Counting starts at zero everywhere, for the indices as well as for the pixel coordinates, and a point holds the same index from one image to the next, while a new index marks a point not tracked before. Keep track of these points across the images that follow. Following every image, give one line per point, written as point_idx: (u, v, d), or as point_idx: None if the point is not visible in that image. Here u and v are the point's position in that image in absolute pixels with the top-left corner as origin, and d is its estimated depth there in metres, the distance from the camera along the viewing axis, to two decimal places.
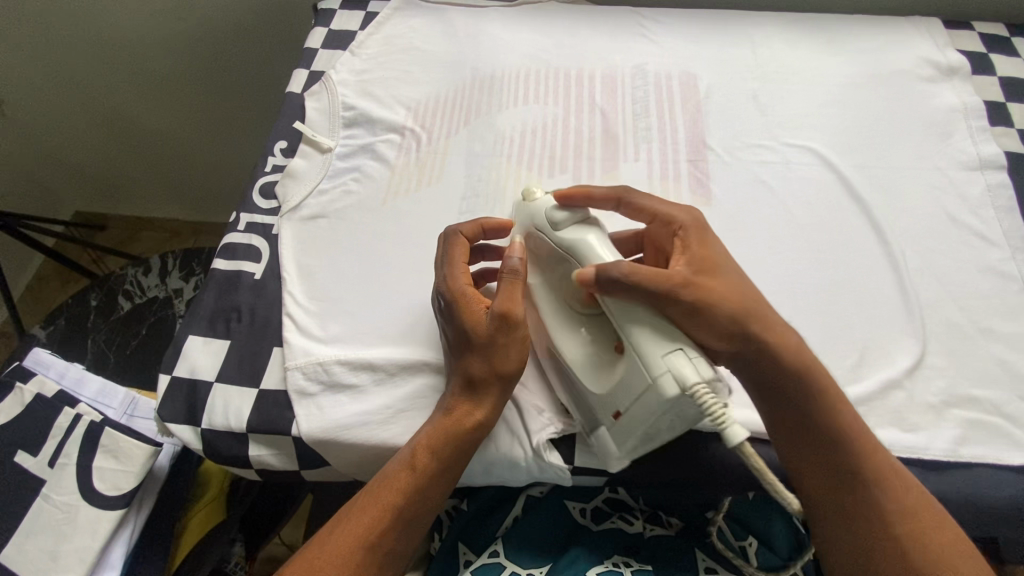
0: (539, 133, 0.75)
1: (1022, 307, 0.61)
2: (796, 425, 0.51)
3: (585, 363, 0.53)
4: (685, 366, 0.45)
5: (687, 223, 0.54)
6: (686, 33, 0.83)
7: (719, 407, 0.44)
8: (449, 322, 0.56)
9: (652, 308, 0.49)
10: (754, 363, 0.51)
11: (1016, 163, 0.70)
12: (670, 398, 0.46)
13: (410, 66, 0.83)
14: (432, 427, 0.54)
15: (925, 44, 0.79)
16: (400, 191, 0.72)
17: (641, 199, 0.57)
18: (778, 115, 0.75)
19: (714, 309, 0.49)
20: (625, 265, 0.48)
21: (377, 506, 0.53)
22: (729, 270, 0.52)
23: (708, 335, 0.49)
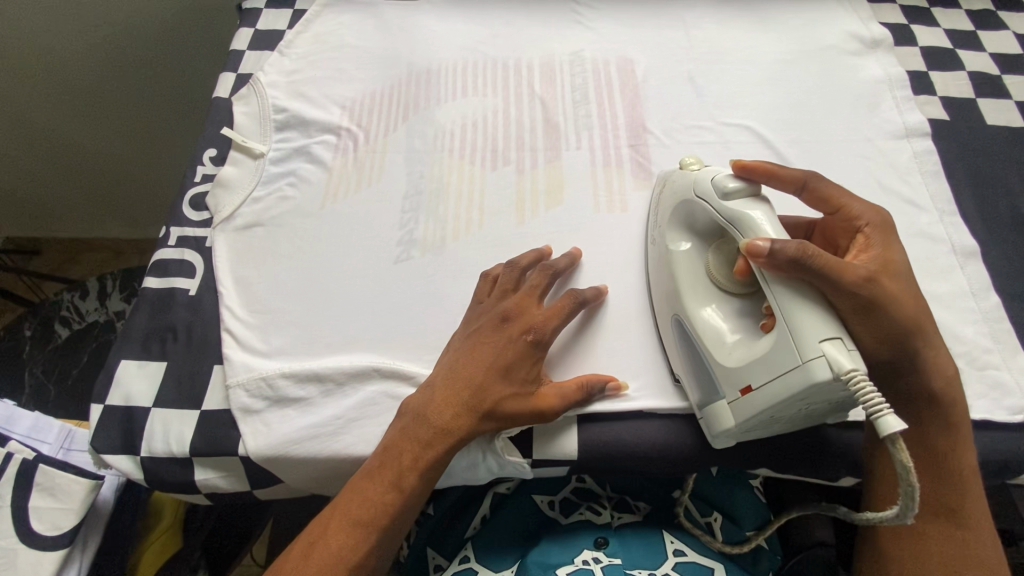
0: (479, 126, 0.74)
1: (951, 268, 0.63)
2: (929, 419, 0.52)
3: (725, 335, 0.52)
4: (843, 354, 0.43)
5: (873, 224, 0.52)
6: (620, 18, 0.83)
7: (875, 394, 0.42)
8: (514, 345, 0.54)
9: (819, 297, 0.46)
10: (903, 366, 0.50)
11: (938, 130, 0.73)
12: (817, 382, 0.43)
13: (343, 64, 0.80)
14: (415, 444, 0.51)
15: (849, 19, 0.81)
16: (339, 194, 0.70)
17: (827, 188, 0.54)
18: (714, 95, 0.76)
19: (886, 308, 0.47)
20: (812, 245, 0.45)
21: (357, 528, 0.50)
22: (906, 277, 0.50)
23: (868, 335, 0.48)
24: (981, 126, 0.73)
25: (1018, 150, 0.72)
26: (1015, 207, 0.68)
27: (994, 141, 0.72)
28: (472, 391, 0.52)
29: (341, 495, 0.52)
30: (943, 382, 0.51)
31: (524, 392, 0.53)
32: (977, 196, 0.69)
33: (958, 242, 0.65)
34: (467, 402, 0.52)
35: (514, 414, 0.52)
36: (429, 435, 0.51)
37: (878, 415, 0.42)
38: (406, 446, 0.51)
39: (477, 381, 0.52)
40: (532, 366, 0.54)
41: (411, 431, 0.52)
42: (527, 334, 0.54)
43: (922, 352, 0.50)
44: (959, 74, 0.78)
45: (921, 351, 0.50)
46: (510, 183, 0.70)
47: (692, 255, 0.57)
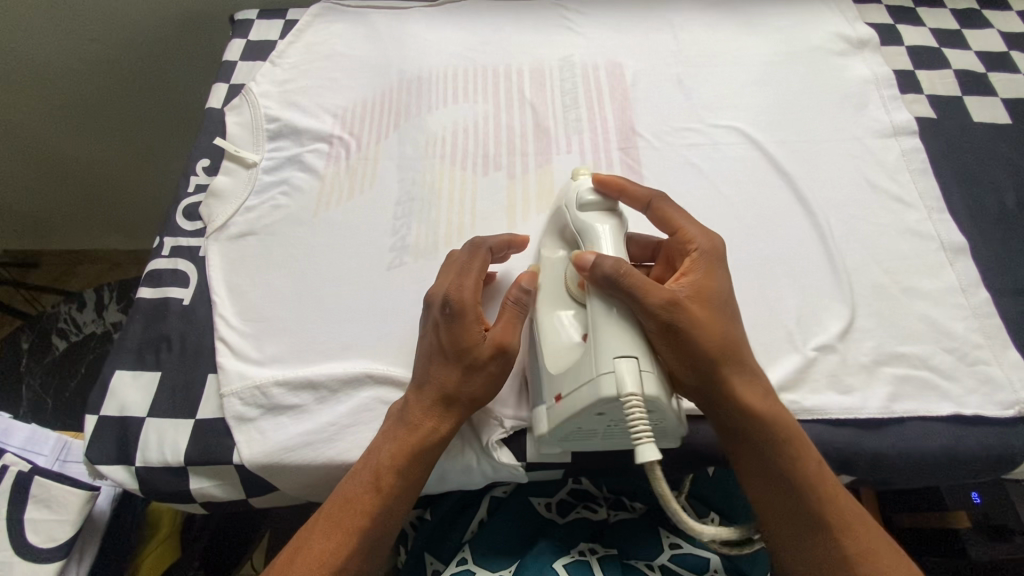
0: (470, 132, 0.75)
1: (939, 265, 0.64)
2: (766, 441, 0.50)
3: (563, 342, 0.51)
4: (630, 373, 0.44)
5: (705, 248, 0.51)
6: (609, 23, 0.84)
7: (642, 423, 0.43)
8: (441, 327, 0.52)
9: (628, 315, 0.47)
10: (712, 393, 0.49)
11: (926, 128, 0.74)
12: (603, 397, 0.45)
13: (334, 73, 0.81)
14: (393, 443, 0.52)
15: (836, 20, 0.82)
16: (331, 202, 0.70)
17: (672, 209, 0.54)
18: (703, 97, 0.77)
19: (689, 335, 0.47)
20: (624, 263, 0.47)
21: (338, 530, 0.50)
22: (726, 304, 0.50)
23: (672, 360, 0.48)
24: (968, 124, 0.74)
25: (1005, 147, 0.72)
26: (1003, 203, 0.68)
27: (981, 139, 0.73)
28: (435, 386, 0.52)
29: (329, 500, 0.52)
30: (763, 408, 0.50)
31: (473, 360, 0.52)
32: (965, 193, 0.69)
33: (947, 239, 0.65)
34: (426, 396, 0.52)
35: (481, 385, 0.52)
36: (404, 434, 0.52)
37: (638, 441, 0.43)
38: (384, 446, 0.52)
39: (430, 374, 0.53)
40: (470, 331, 0.52)
41: (387, 431, 0.53)
42: (442, 306, 0.52)
43: (732, 384, 0.49)
44: (946, 73, 0.78)
45: (729, 379, 0.49)
46: (500, 188, 0.71)
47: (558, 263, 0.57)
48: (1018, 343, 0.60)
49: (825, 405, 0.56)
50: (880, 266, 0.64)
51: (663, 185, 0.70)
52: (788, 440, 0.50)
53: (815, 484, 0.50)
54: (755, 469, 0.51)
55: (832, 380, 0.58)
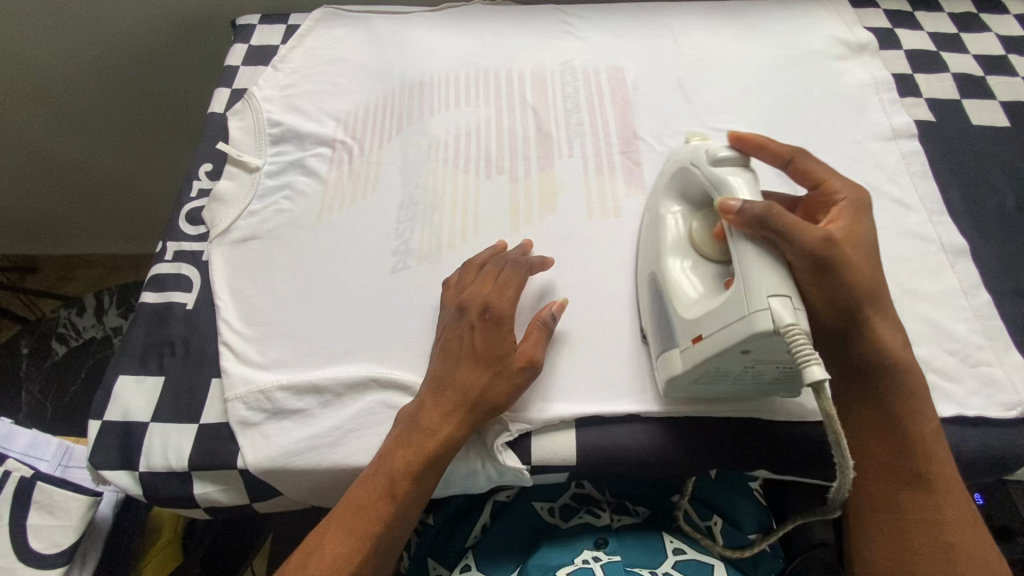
0: (473, 136, 0.75)
1: (941, 266, 0.64)
2: (888, 388, 0.51)
3: (688, 291, 0.53)
4: (787, 307, 0.45)
5: (849, 200, 0.54)
6: (609, 28, 0.85)
7: (807, 350, 0.43)
8: (476, 331, 0.55)
9: (779, 255, 0.48)
10: (856, 334, 0.50)
11: (925, 131, 0.74)
12: (757, 332, 0.45)
13: (337, 77, 0.81)
14: (408, 448, 0.52)
15: (835, 24, 0.83)
16: (335, 206, 0.70)
17: (812, 165, 0.56)
18: (704, 101, 0.77)
19: (842, 275, 0.48)
20: (777, 206, 0.47)
21: (352, 535, 0.50)
22: (873, 253, 0.52)
23: (819, 300, 0.49)
24: (967, 127, 0.74)
25: (1003, 150, 0.73)
26: (1003, 205, 0.69)
27: (979, 142, 0.73)
28: (457, 391, 0.53)
29: (341, 505, 0.52)
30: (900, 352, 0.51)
31: (504, 366, 0.54)
32: (965, 195, 0.69)
33: (948, 241, 0.65)
34: (448, 400, 0.53)
35: (505, 392, 0.53)
36: (421, 440, 0.52)
37: (805, 369, 0.43)
38: (398, 452, 0.52)
39: (454, 380, 0.53)
40: (504, 339, 0.55)
41: (402, 436, 0.53)
42: (483, 312, 0.55)
43: (874, 329, 0.51)
44: (944, 76, 0.79)
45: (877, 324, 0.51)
46: (504, 192, 0.71)
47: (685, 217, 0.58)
48: (1019, 345, 0.60)
49: None
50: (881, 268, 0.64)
51: None
52: (908, 390, 0.51)
53: (929, 447, 0.50)
54: (879, 422, 0.51)
55: None
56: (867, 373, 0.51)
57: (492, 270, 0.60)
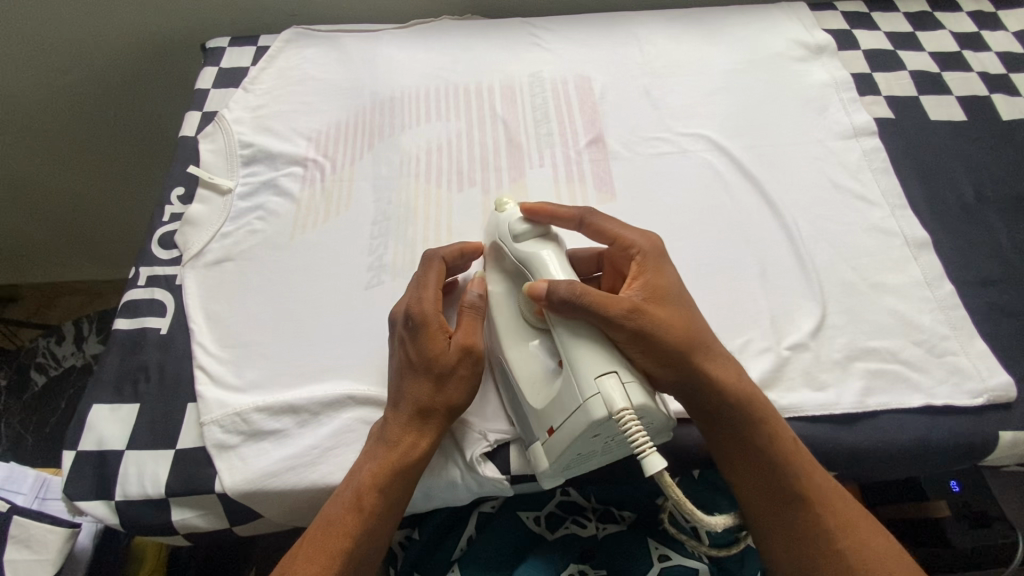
0: (444, 149, 0.76)
1: (905, 260, 0.65)
2: (741, 432, 0.52)
3: (539, 371, 0.53)
4: (617, 389, 0.46)
5: (643, 250, 0.55)
6: (576, 38, 0.86)
7: (640, 435, 0.44)
8: (408, 342, 0.54)
9: (598, 332, 0.49)
10: (696, 383, 0.51)
11: (886, 128, 0.76)
12: (596, 420, 0.46)
13: (308, 97, 0.81)
14: (373, 461, 0.52)
15: (794, 28, 0.85)
16: (308, 224, 0.70)
17: (603, 221, 0.57)
18: (670, 107, 0.79)
19: (657, 337, 0.49)
20: (579, 284, 0.49)
21: (323, 555, 0.49)
22: (679, 299, 0.53)
23: (647, 363, 0.50)
24: (926, 122, 0.76)
25: (961, 144, 0.75)
26: (962, 197, 0.70)
27: (938, 136, 0.75)
28: (411, 400, 0.53)
29: (314, 523, 0.51)
30: (737, 396, 0.52)
31: (445, 367, 0.53)
32: (927, 188, 0.71)
33: (911, 235, 0.67)
34: (403, 409, 0.53)
35: (454, 391, 0.53)
36: (387, 452, 0.52)
37: (643, 455, 0.44)
38: (366, 467, 0.52)
39: (407, 390, 0.54)
40: (436, 342, 0.53)
41: (368, 450, 0.53)
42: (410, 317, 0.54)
43: (709, 380, 0.51)
44: (902, 74, 0.81)
45: (706, 372, 0.51)
46: (475, 204, 0.71)
47: (506, 294, 0.57)
48: (983, 333, 0.62)
49: (800, 403, 0.57)
50: (848, 263, 0.65)
51: (636, 194, 0.71)
52: (756, 426, 0.52)
53: (795, 463, 0.52)
54: (742, 462, 0.53)
55: (806, 377, 0.59)
56: (707, 411, 0.52)
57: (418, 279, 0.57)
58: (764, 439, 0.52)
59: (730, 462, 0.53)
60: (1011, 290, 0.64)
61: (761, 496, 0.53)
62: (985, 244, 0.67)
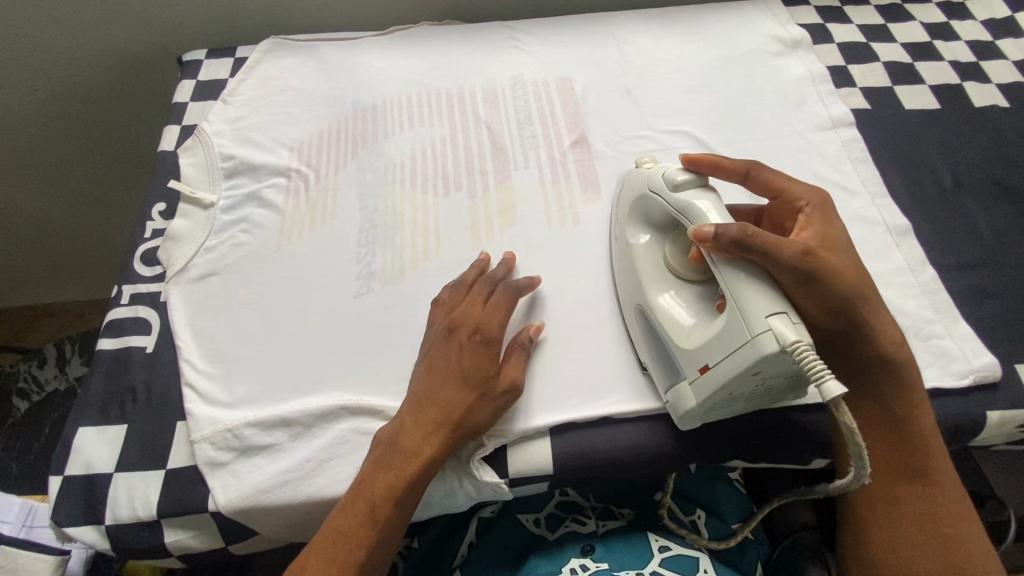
0: (429, 154, 0.75)
1: (887, 247, 0.66)
2: (893, 393, 0.55)
3: (679, 321, 0.54)
4: (787, 326, 0.46)
5: (815, 203, 0.55)
6: (555, 40, 0.87)
7: (817, 363, 0.44)
8: (466, 353, 0.55)
9: (764, 275, 0.49)
10: (857, 334, 0.53)
11: (863, 118, 0.77)
12: (766, 355, 0.45)
13: (289, 107, 0.81)
14: (389, 472, 0.51)
15: (769, 23, 0.86)
16: (294, 234, 0.69)
17: (771, 175, 0.57)
18: (651, 106, 0.80)
19: (830, 281, 0.50)
20: (752, 227, 0.48)
21: (337, 562, 0.49)
22: (846, 251, 0.54)
23: (812, 308, 0.51)
24: (901, 112, 0.78)
25: (936, 131, 0.76)
26: (939, 183, 0.72)
27: (913, 125, 0.77)
28: (439, 408, 0.53)
29: (320, 534, 0.51)
30: (888, 347, 0.54)
31: (490, 386, 0.54)
32: (905, 176, 0.72)
33: (892, 222, 0.68)
34: (434, 415, 0.53)
35: (489, 412, 0.54)
36: (401, 460, 0.51)
37: (821, 381, 0.43)
38: (377, 475, 0.51)
39: (440, 396, 0.53)
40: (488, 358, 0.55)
41: (382, 456, 0.52)
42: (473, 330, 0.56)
43: (871, 323, 0.53)
44: (875, 65, 0.82)
45: (868, 318, 0.53)
46: (463, 208, 0.71)
47: (653, 246, 0.59)
48: (967, 315, 0.63)
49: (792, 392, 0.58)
50: None
51: None
52: (904, 389, 0.55)
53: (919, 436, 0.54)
54: (879, 427, 0.55)
55: None
56: (861, 372, 0.55)
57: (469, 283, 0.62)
58: (907, 408, 0.54)
59: (863, 420, 0.56)
60: (992, 272, 0.65)
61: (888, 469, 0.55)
62: (964, 228, 0.68)
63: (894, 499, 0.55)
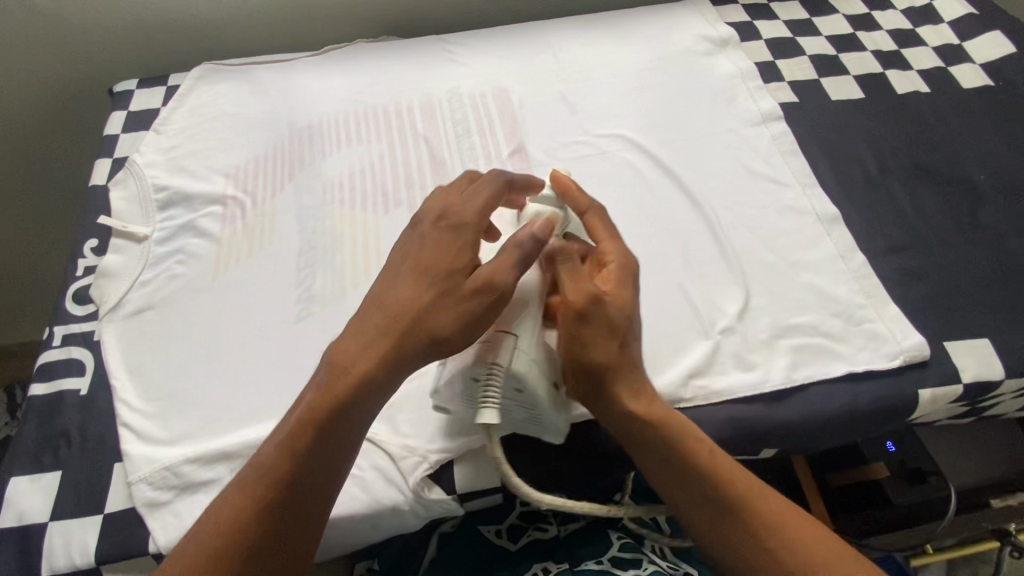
0: (367, 172, 0.75)
1: (819, 236, 0.68)
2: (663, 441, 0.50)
3: None
4: (518, 355, 0.47)
5: (617, 263, 0.52)
6: (490, 51, 0.87)
7: (494, 395, 0.47)
8: (425, 245, 0.49)
9: (522, 310, 0.50)
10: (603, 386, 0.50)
11: (792, 112, 0.79)
12: (475, 371, 0.47)
13: (223, 132, 0.80)
14: (324, 383, 0.46)
15: (699, 23, 0.88)
16: (231, 262, 0.68)
17: (602, 224, 0.55)
18: (586, 111, 0.80)
19: (585, 330, 0.49)
20: (547, 258, 0.49)
21: (251, 492, 0.44)
22: (626, 312, 0.51)
23: (572, 350, 0.50)
24: (828, 104, 0.80)
25: (862, 120, 0.78)
26: (866, 170, 0.74)
27: (840, 115, 0.79)
28: (389, 309, 0.47)
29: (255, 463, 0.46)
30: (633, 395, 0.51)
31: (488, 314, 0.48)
32: (833, 166, 0.74)
33: (822, 212, 0.70)
34: (416, 332, 0.46)
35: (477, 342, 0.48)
36: (353, 383, 0.46)
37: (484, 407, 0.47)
38: (310, 392, 0.46)
39: (423, 310, 0.46)
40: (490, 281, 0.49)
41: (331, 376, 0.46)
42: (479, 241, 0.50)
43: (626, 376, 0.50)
44: (802, 59, 0.85)
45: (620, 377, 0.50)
46: (402, 224, 0.71)
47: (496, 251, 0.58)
48: (898, 298, 0.65)
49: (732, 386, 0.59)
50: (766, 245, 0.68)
51: None
52: (676, 434, 0.50)
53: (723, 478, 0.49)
54: (660, 471, 0.50)
55: (736, 359, 0.61)
56: (630, 436, 0.51)
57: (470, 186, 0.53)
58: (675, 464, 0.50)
59: (656, 476, 0.51)
60: (918, 254, 0.67)
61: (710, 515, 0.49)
62: (891, 213, 0.71)
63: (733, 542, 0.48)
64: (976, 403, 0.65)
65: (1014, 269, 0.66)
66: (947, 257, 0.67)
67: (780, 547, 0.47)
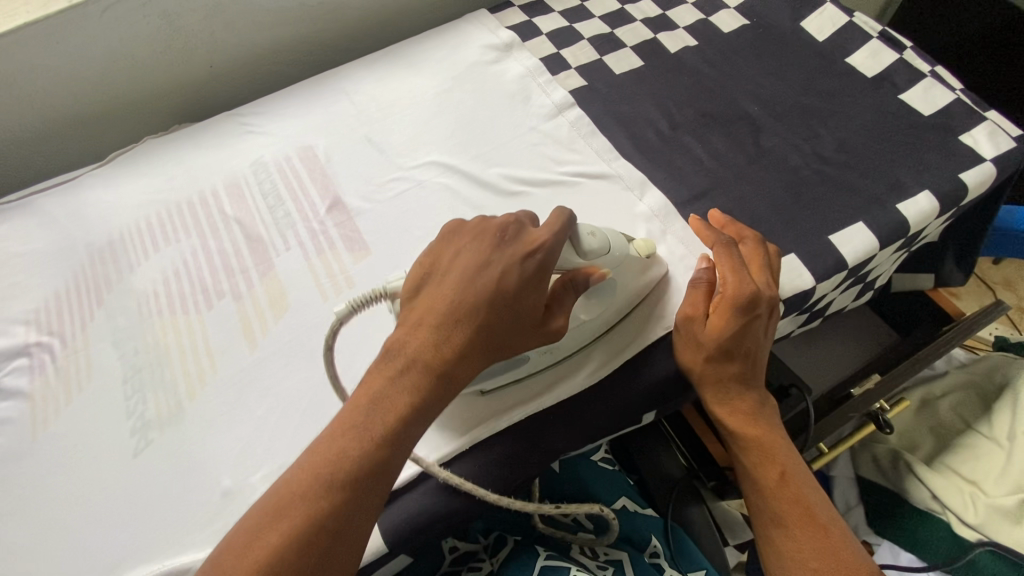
0: (181, 274, 0.71)
1: (631, 205, 0.72)
2: (768, 424, 0.59)
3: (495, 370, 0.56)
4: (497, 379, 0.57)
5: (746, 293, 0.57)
6: (286, 112, 0.85)
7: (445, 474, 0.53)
8: (507, 272, 0.49)
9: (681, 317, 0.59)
10: (724, 385, 0.58)
11: (583, 96, 0.83)
12: (486, 379, 0.57)
13: (15, 277, 0.74)
14: (392, 392, 0.46)
15: (482, 34, 0.90)
16: (49, 417, 0.64)
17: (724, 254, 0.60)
18: (396, 147, 0.80)
19: (692, 353, 0.59)
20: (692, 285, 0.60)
21: (296, 512, 0.41)
22: (753, 331, 0.57)
23: (688, 359, 0.59)
24: (613, 79, 0.85)
25: (647, 86, 0.84)
26: (660, 131, 0.79)
27: (626, 87, 0.84)
28: (472, 317, 0.48)
29: (244, 522, 0.42)
30: (737, 402, 0.59)
31: (532, 328, 0.50)
32: (631, 136, 0.79)
33: (630, 179, 0.74)
34: (461, 327, 0.47)
35: (520, 341, 0.50)
36: (416, 376, 0.46)
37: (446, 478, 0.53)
38: (359, 397, 0.46)
39: (466, 301, 0.48)
40: (535, 290, 0.50)
41: (371, 383, 0.47)
42: (533, 252, 0.50)
43: (722, 383, 0.58)
44: (582, 44, 0.89)
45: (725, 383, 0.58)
46: (230, 315, 0.67)
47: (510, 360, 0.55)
48: None
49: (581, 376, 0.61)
50: None
51: (383, 241, 0.72)
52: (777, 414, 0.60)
53: (772, 467, 0.57)
54: (754, 457, 0.58)
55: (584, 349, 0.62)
56: (733, 426, 0.59)
57: (527, 226, 0.53)
58: (760, 456, 0.57)
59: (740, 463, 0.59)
60: (720, 195, 0.72)
61: (781, 505, 0.55)
62: (689, 164, 0.75)
63: (791, 531, 0.54)
64: (810, 309, 0.71)
65: (801, 183, 0.72)
66: (744, 191, 0.72)
67: (787, 529, 0.54)
